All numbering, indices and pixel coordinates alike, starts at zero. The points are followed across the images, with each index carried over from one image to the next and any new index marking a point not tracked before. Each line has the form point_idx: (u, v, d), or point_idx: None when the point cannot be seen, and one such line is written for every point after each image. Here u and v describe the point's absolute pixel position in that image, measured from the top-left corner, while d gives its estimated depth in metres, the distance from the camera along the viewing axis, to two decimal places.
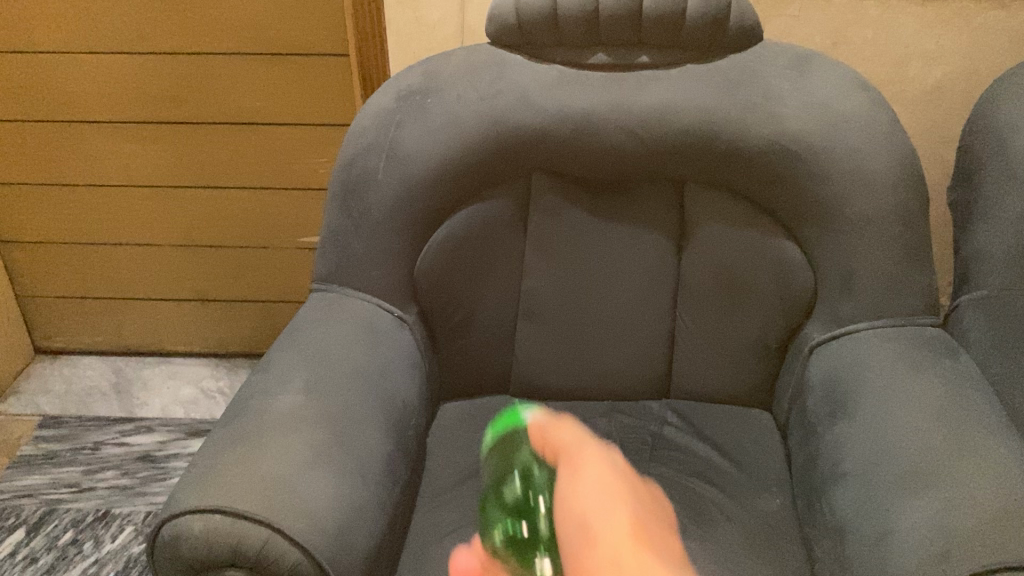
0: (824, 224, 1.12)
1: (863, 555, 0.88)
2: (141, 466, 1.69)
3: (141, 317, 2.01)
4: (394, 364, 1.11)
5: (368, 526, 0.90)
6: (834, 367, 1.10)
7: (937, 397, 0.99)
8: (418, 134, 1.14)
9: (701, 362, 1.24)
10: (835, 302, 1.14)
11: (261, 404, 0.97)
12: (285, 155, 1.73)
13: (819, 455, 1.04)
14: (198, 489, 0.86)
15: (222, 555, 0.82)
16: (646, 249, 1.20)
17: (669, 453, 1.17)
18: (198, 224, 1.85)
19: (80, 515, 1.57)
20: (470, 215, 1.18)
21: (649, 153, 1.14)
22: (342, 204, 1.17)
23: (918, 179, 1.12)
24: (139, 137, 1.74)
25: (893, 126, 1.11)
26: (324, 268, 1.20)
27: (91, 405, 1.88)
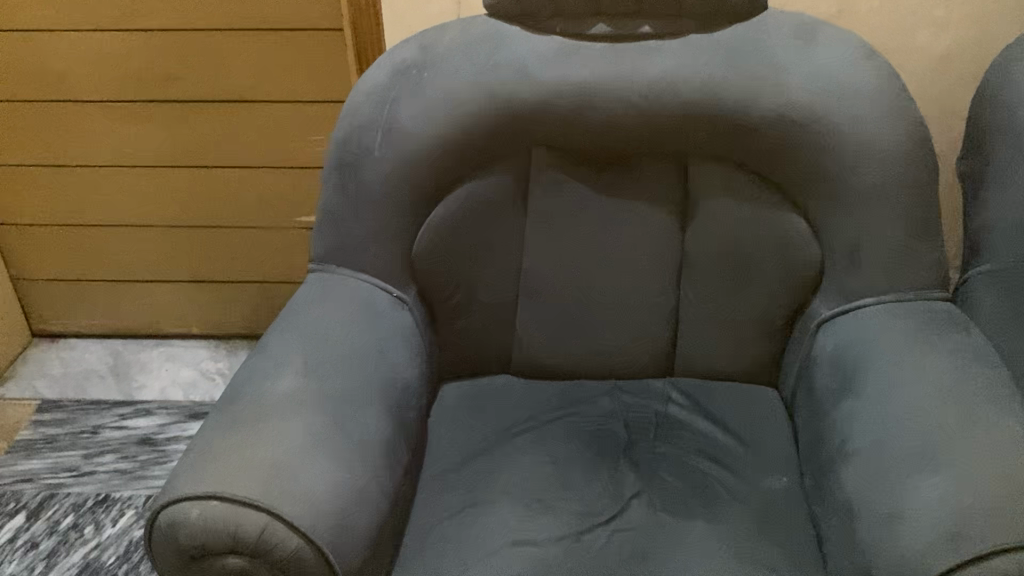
0: (831, 197, 1.10)
1: (871, 532, 0.86)
2: (141, 449, 1.67)
3: (139, 300, 1.98)
4: (394, 345, 1.09)
5: (369, 510, 0.89)
6: (841, 343, 1.08)
7: (948, 374, 0.97)
8: (415, 109, 1.12)
9: (706, 339, 1.21)
10: (842, 277, 1.12)
11: (258, 388, 0.95)
12: (280, 132, 1.71)
13: (827, 433, 1.02)
14: (195, 476, 0.84)
15: (221, 543, 0.80)
16: (649, 225, 1.18)
17: (674, 432, 1.15)
18: (194, 205, 1.82)
19: (81, 499, 1.56)
20: (469, 192, 1.16)
21: (652, 126, 1.12)
22: (338, 183, 1.15)
23: (927, 150, 1.10)
24: (132, 116, 1.71)
25: (900, 95, 1.09)
26: (320, 249, 1.18)
27: (90, 389, 1.86)
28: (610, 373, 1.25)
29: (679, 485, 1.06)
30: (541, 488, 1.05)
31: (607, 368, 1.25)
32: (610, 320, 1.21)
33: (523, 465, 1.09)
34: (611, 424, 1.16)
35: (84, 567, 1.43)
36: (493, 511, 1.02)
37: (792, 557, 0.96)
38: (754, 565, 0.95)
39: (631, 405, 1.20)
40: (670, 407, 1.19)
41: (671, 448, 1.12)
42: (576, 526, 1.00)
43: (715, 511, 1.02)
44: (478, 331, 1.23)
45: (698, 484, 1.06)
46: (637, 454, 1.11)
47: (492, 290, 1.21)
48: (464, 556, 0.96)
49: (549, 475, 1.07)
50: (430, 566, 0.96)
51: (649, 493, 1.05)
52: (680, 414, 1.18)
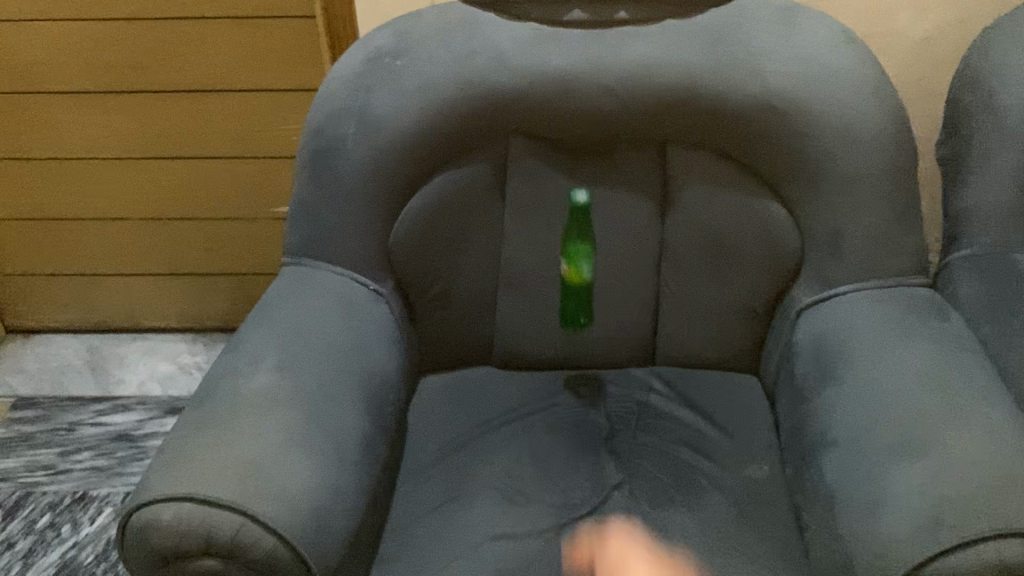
0: (811, 183, 1.09)
1: (853, 520, 0.85)
2: (118, 445, 1.65)
3: (114, 294, 1.95)
4: (371, 338, 1.07)
5: (347, 507, 0.87)
6: (822, 331, 1.08)
7: (928, 361, 0.96)
8: (389, 98, 1.10)
9: (688, 328, 1.20)
10: (822, 264, 1.11)
11: (232, 385, 0.94)
12: (255, 122, 1.68)
13: (808, 421, 1.02)
14: (168, 476, 0.82)
15: (194, 545, 0.79)
16: (629, 213, 1.17)
17: (656, 421, 1.14)
18: (169, 196, 1.80)
19: (58, 498, 1.54)
20: (445, 182, 1.14)
21: (630, 113, 1.10)
22: (312, 174, 1.13)
23: (906, 135, 1.09)
24: (103, 107, 1.68)
25: (879, 79, 1.09)
26: (294, 242, 1.15)
27: (67, 384, 1.84)
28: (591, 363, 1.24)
29: (660, 475, 1.05)
30: (522, 480, 1.04)
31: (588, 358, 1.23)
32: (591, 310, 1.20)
33: (504, 458, 1.08)
34: (592, 415, 1.15)
35: (62, 566, 1.41)
36: (474, 505, 1.01)
37: (774, 547, 0.96)
38: (735, 555, 0.94)
39: (611, 395, 1.19)
40: (651, 396, 1.19)
41: (652, 438, 1.11)
42: (558, 519, 0.99)
43: (696, 501, 1.01)
44: (457, 323, 1.21)
45: (679, 475, 1.05)
46: (618, 444, 1.10)
47: (471, 281, 1.19)
48: (443, 552, 0.95)
49: (529, 468, 1.06)
50: (409, 563, 0.95)
51: (630, 484, 1.04)
52: (661, 404, 1.17)
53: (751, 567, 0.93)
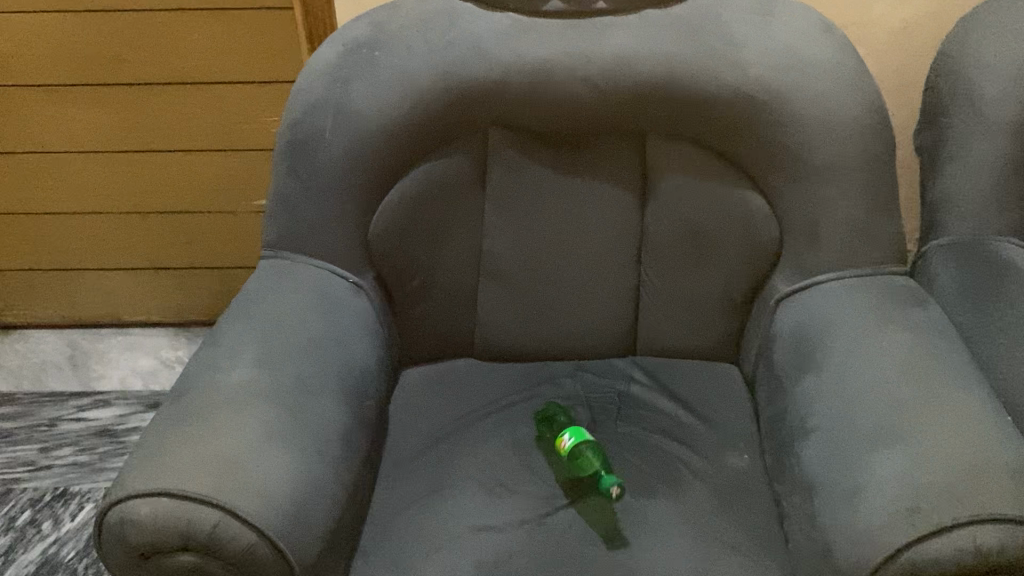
0: (790, 173, 1.09)
1: (832, 509, 0.86)
2: (99, 441, 1.64)
3: (94, 289, 1.94)
4: (350, 331, 1.07)
5: (325, 500, 0.87)
6: (801, 320, 1.08)
7: (905, 348, 0.97)
8: (367, 89, 1.09)
9: (668, 318, 1.21)
10: (801, 253, 1.11)
11: (210, 379, 0.93)
12: (234, 114, 1.67)
13: (788, 410, 1.02)
14: (145, 472, 0.82)
15: (172, 540, 0.78)
16: (609, 204, 1.17)
17: (637, 411, 1.14)
18: (148, 190, 1.78)
19: (38, 494, 1.53)
20: (424, 174, 1.13)
21: (609, 104, 1.10)
22: (289, 166, 1.12)
23: (884, 124, 1.09)
24: (80, 100, 1.66)
25: (856, 69, 1.09)
26: (272, 235, 1.15)
27: (48, 380, 1.82)
28: (573, 354, 1.24)
29: (641, 465, 1.05)
30: (503, 472, 1.04)
31: (569, 349, 1.23)
32: (573, 300, 1.20)
33: (485, 450, 1.08)
34: (573, 406, 1.15)
35: (43, 563, 1.40)
36: (455, 497, 1.01)
37: (753, 535, 0.97)
38: (715, 544, 0.95)
39: (593, 386, 1.19)
40: (633, 386, 1.19)
41: (633, 428, 1.11)
42: (539, 510, 0.99)
43: (677, 491, 1.02)
44: (438, 315, 1.21)
45: (660, 465, 1.05)
46: (600, 434, 1.11)
47: (451, 273, 1.19)
48: (425, 544, 0.95)
49: (510, 460, 1.06)
50: (390, 556, 0.95)
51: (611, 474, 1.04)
52: (642, 394, 1.18)
53: (731, 555, 0.94)
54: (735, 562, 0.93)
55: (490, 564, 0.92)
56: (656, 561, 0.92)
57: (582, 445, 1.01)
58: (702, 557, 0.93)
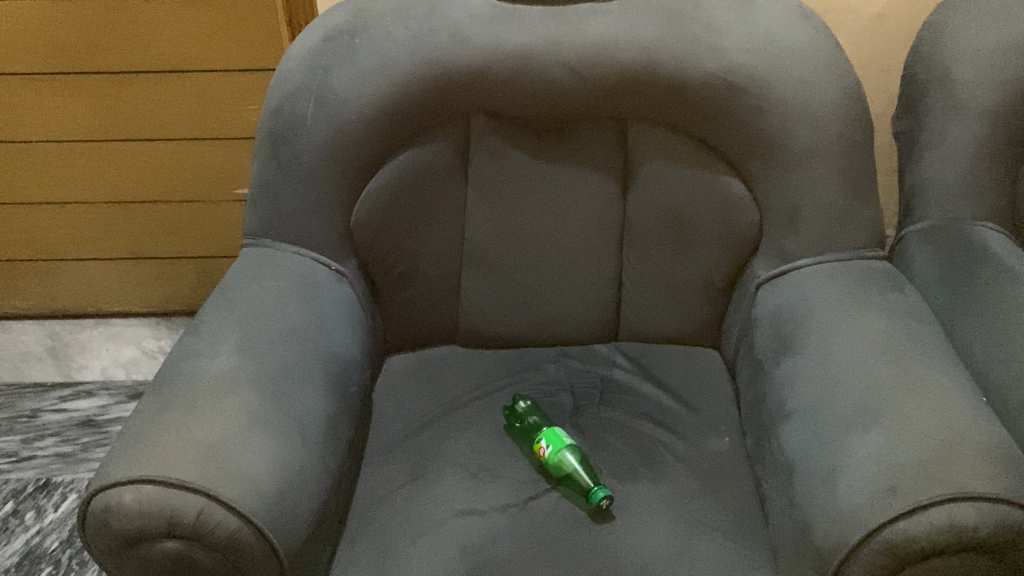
0: (769, 158, 1.10)
1: (811, 490, 0.87)
2: (82, 431, 1.63)
3: (75, 278, 1.92)
4: (333, 319, 1.07)
5: (309, 486, 0.88)
6: (781, 304, 1.09)
7: (883, 331, 0.98)
8: (348, 76, 1.09)
9: (650, 304, 1.22)
10: (781, 238, 1.13)
11: (192, 367, 0.93)
12: (214, 102, 1.66)
13: (768, 393, 1.03)
14: (128, 459, 0.82)
15: (156, 527, 0.78)
16: (591, 190, 1.17)
17: (619, 396, 1.15)
18: (128, 179, 1.77)
19: (20, 485, 1.52)
20: (406, 161, 1.13)
21: (590, 90, 1.11)
22: (271, 154, 1.12)
23: (862, 110, 1.11)
24: (58, 88, 1.65)
25: (834, 55, 1.10)
26: (254, 223, 1.14)
27: (28, 372, 1.81)
28: (556, 340, 1.25)
29: (624, 449, 1.06)
30: (487, 457, 1.05)
31: (552, 335, 1.24)
32: (556, 287, 1.21)
33: (469, 435, 1.08)
34: (556, 392, 1.16)
35: (27, 554, 1.39)
36: (439, 482, 1.02)
37: (734, 516, 0.98)
38: (697, 525, 0.96)
39: (576, 371, 1.20)
40: (615, 372, 1.20)
41: (616, 413, 1.12)
42: (522, 494, 1.00)
43: (659, 474, 1.03)
44: (421, 302, 1.21)
45: (642, 448, 1.06)
46: (584, 419, 1.11)
47: (434, 260, 1.19)
48: (409, 528, 0.96)
49: (494, 445, 1.07)
50: (375, 541, 0.95)
51: (594, 458, 1.05)
52: (625, 379, 1.19)
53: (713, 536, 0.95)
54: (716, 543, 0.94)
55: (475, 548, 0.93)
56: (638, 543, 0.93)
57: (562, 452, 1.00)
58: (684, 538, 0.94)
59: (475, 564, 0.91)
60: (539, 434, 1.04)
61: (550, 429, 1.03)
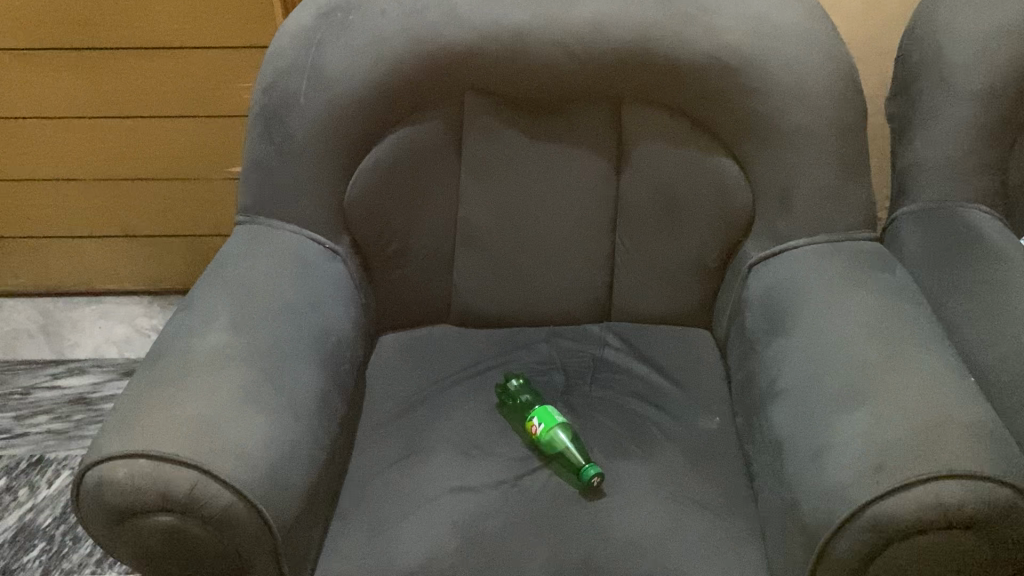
0: (762, 139, 1.10)
1: (800, 468, 0.88)
2: (75, 408, 1.64)
3: (66, 256, 1.91)
4: (326, 297, 1.07)
5: (302, 462, 0.88)
6: (772, 285, 1.10)
7: (872, 311, 0.99)
8: (340, 53, 1.08)
9: (642, 284, 1.22)
10: (773, 219, 1.13)
11: (185, 343, 0.93)
12: (206, 80, 1.65)
13: (759, 372, 1.04)
14: (121, 434, 0.82)
15: (149, 502, 0.79)
16: (584, 169, 1.17)
17: (611, 375, 1.16)
18: (120, 157, 1.76)
19: (14, 462, 1.52)
20: (400, 139, 1.13)
21: (584, 70, 1.10)
22: (263, 131, 1.11)
23: (855, 91, 1.11)
24: (49, 65, 1.64)
25: (828, 36, 1.10)
26: (247, 200, 1.14)
27: (20, 349, 1.81)
28: (548, 320, 1.25)
29: (615, 427, 1.07)
30: (479, 435, 1.06)
31: (546, 314, 1.24)
32: (549, 266, 1.21)
33: (462, 413, 1.09)
34: (548, 371, 1.17)
35: (20, 530, 1.39)
36: (431, 459, 1.02)
37: (723, 494, 0.99)
38: (687, 503, 0.97)
39: (568, 351, 1.20)
40: (607, 351, 1.20)
41: (607, 391, 1.13)
42: (514, 471, 1.01)
43: (650, 452, 1.03)
44: (414, 282, 1.22)
45: (633, 427, 1.07)
46: (576, 398, 1.12)
47: (427, 239, 1.19)
48: (402, 504, 0.97)
49: (486, 423, 1.08)
50: (367, 516, 0.96)
51: (585, 436, 1.06)
52: (617, 358, 1.19)
53: (703, 514, 0.96)
54: (706, 520, 0.95)
55: (466, 524, 0.94)
56: (628, 519, 0.94)
57: (554, 430, 1.01)
58: (673, 515, 0.95)
59: (468, 540, 0.92)
60: (531, 413, 1.05)
61: (542, 407, 1.04)
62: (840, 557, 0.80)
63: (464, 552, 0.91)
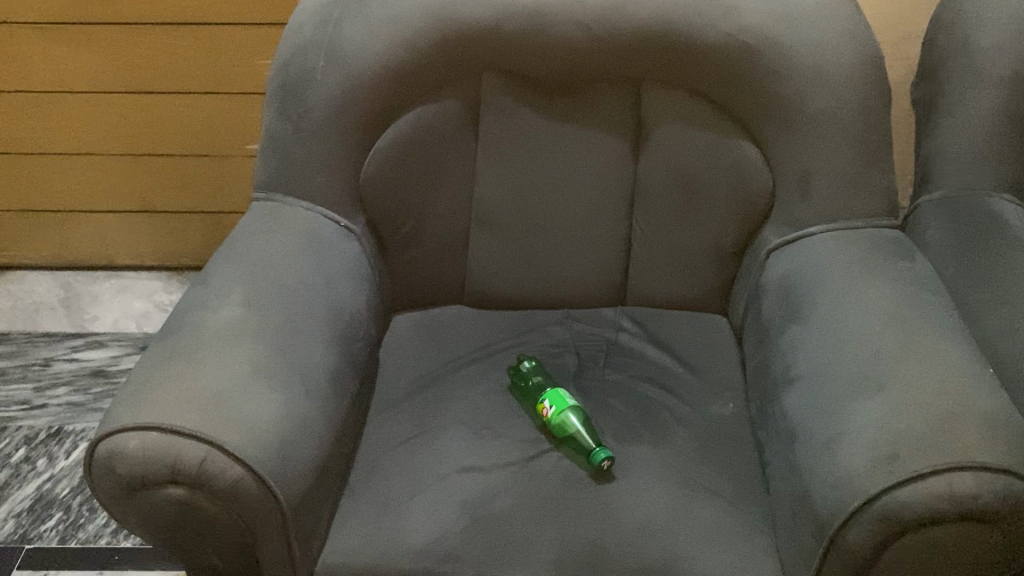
0: (782, 122, 1.09)
1: (813, 456, 0.87)
2: (93, 381, 1.66)
3: (86, 231, 1.92)
4: (340, 274, 1.07)
5: (312, 438, 0.89)
6: (789, 271, 1.09)
7: (891, 298, 0.98)
8: (358, 30, 1.09)
9: (658, 268, 1.21)
10: (792, 204, 1.12)
11: (199, 318, 0.94)
12: (225, 56, 1.66)
13: (774, 358, 1.03)
14: (134, 407, 0.82)
15: (159, 474, 0.79)
16: (602, 151, 1.16)
17: (625, 359, 1.15)
18: (139, 132, 1.77)
19: (33, 432, 1.54)
20: (416, 118, 1.13)
21: (603, 49, 1.10)
22: (281, 107, 1.11)
23: (879, 76, 1.09)
24: (73, 39, 1.65)
25: (852, 19, 1.09)
26: (263, 177, 1.14)
27: (40, 321, 1.83)
28: (563, 303, 1.24)
29: (627, 411, 1.07)
30: (490, 415, 1.06)
31: (560, 296, 1.24)
32: (564, 248, 1.20)
33: (473, 394, 1.09)
34: (562, 354, 1.16)
35: (38, 499, 1.41)
36: (442, 438, 1.02)
37: (735, 481, 0.98)
38: (697, 488, 0.96)
39: (582, 334, 1.20)
40: (621, 335, 1.20)
41: (619, 375, 1.13)
42: (524, 452, 1.01)
43: (661, 436, 1.03)
44: (428, 262, 1.21)
45: (645, 411, 1.07)
46: (588, 381, 1.12)
47: (442, 218, 1.19)
48: (411, 482, 0.97)
49: (498, 404, 1.08)
50: (376, 493, 0.96)
51: (597, 419, 1.05)
52: (631, 342, 1.18)
53: (712, 500, 0.95)
54: (716, 506, 0.95)
55: (475, 504, 0.94)
56: (637, 503, 0.94)
57: (565, 413, 1.00)
58: (683, 500, 0.95)
59: (476, 520, 0.92)
60: (543, 395, 1.04)
61: (554, 390, 1.03)
62: (851, 547, 0.79)
63: (472, 532, 0.91)
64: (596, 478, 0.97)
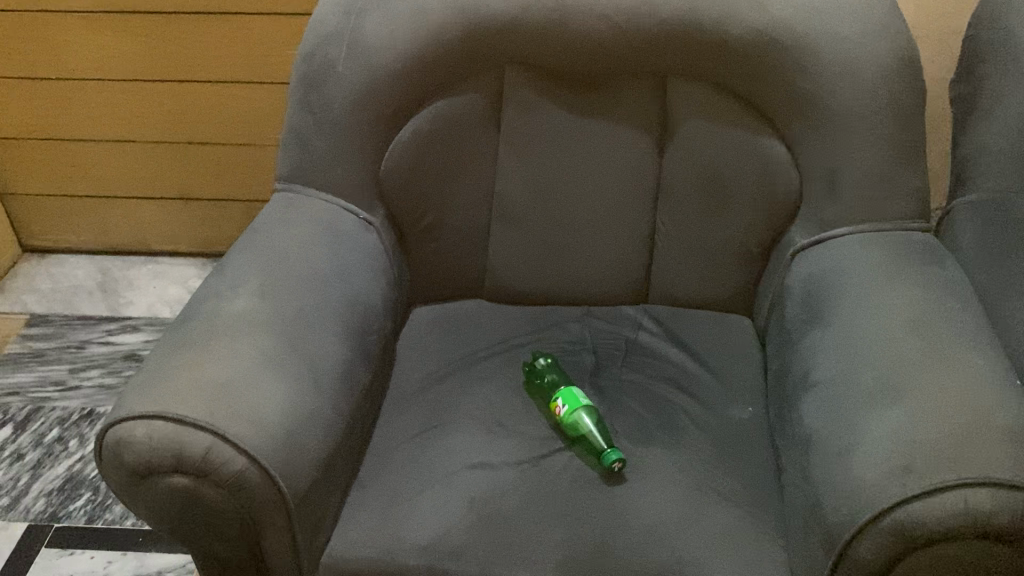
0: (811, 120, 1.06)
1: (827, 464, 0.85)
2: (126, 364, 1.69)
3: (125, 216, 1.96)
4: (357, 267, 1.07)
5: (320, 430, 0.89)
6: (814, 273, 1.06)
7: (917, 304, 0.94)
8: (380, 22, 1.08)
9: (681, 266, 1.19)
10: (819, 204, 1.09)
11: (213, 307, 0.95)
12: (259, 46, 1.67)
13: (794, 362, 1.01)
14: (143, 395, 0.83)
15: (165, 462, 0.80)
16: (626, 146, 1.15)
17: (643, 359, 1.14)
18: (176, 119, 1.79)
19: (66, 413, 1.58)
20: (438, 111, 1.12)
21: (628, 43, 1.08)
22: (302, 99, 1.12)
23: (914, 72, 1.05)
24: (113, 28, 1.67)
25: (886, 13, 1.05)
26: (284, 167, 1.15)
27: (78, 304, 1.87)
28: (583, 300, 1.23)
29: (642, 412, 1.05)
30: (503, 411, 1.05)
31: (581, 293, 1.22)
32: (585, 245, 1.19)
33: (487, 389, 1.08)
34: (579, 351, 1.15)
35: (68, 479, 1.45)
36: (453, 433, 1.02)
37: (749, 487, 0.96)
38: (709, 493, 0.95)
39: (601, 332, 1.18)
40: (641, 334, 1.18)
41: (637, 375, 1.11)
42: (535, 451, 1.00)
43: (676, 438, 1.01)
44: (448, 255, 1.21)
45: (661, 413, 1.05)
46: (605, 380, 1.10)
47: (463, 212, 1.18)
48: (420, 477, 0.97)
49: (511, 400, 1.07)
50: (385, 486, 0.96)
51: (611, 419, 1.04)
52: (650, 342, 1.17)
53: (723, 504, 0.93)
54: (727, 511, 0.93)
55: (482, 501, 0.94)
56: (646, 505, 0.93)
57: (578, 413, 0.99)
58: (694, 505, 0.93)
59: (482, 517, 0.92)
60: (556, 393, 1.03)
61: (568, 389, 1.02)
62: (861, 560, 0.77)
63: (479, 528, 0.91)
64: (606, 479, 0.96)
